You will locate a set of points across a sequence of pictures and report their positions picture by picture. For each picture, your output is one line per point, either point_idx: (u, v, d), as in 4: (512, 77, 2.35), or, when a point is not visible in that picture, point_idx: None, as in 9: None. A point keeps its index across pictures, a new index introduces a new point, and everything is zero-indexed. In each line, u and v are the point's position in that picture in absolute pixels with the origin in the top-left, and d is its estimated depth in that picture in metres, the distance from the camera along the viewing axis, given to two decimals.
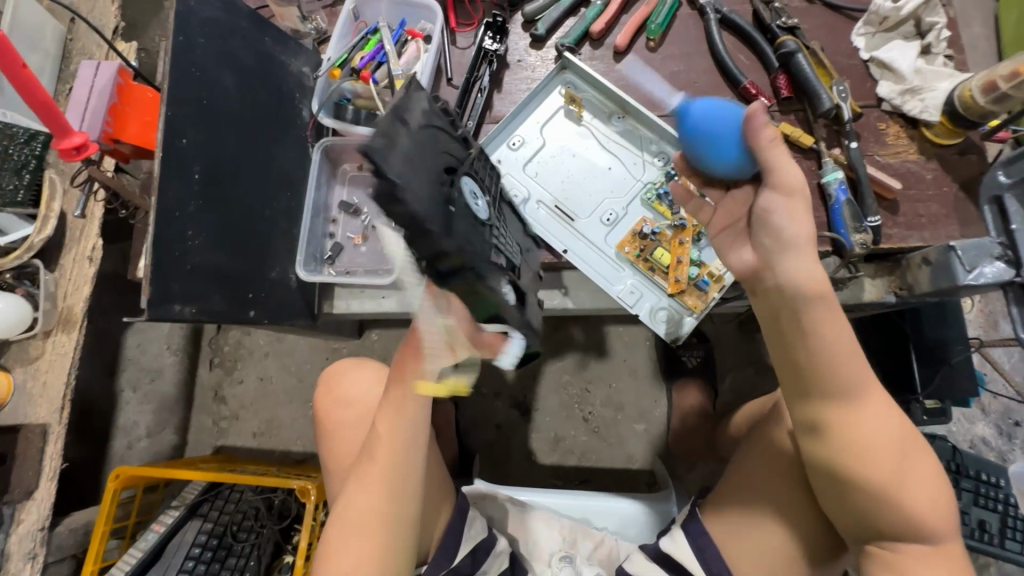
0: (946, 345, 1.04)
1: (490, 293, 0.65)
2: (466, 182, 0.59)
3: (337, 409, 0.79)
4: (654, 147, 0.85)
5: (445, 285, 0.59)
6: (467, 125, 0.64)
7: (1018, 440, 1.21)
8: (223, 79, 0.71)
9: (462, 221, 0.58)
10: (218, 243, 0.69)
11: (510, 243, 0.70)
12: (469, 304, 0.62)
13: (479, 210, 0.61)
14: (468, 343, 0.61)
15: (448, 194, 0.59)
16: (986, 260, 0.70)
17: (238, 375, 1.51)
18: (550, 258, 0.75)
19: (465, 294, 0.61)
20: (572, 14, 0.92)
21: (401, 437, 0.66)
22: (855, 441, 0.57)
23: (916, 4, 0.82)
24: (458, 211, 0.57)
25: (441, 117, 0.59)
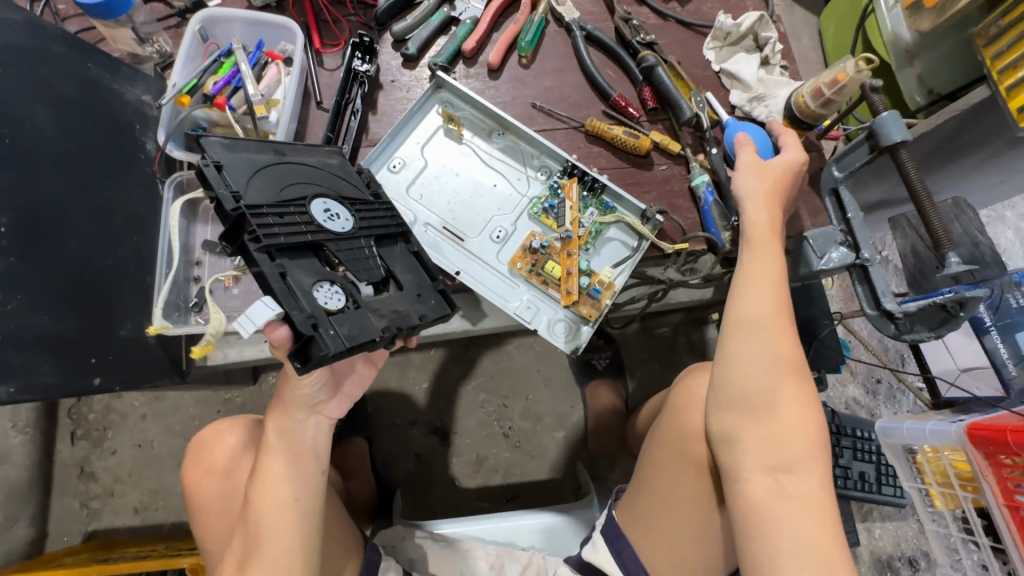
0: (815, 321, 1.19)
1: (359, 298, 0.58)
2: (311, 200, 0.61)
3: (208, 479, 0.72)
4: (537, 161, 0.86)
5: (312, 277, 0.56)
6: (333, 163, 0.66)
7: (881, 397, 1.35)
8: (37, 112, 0.61)
9: (305, 227, 0.59)
10: (42, 302, 0.58)
11: (388, 264, 0.64)
12: (326, 297, 0.56)
13: (333, 225, 0.61)
14: (342, 328, 0.55)
15: (309, 209, 0.60)
16: (832, 247, 0.79)
17: (109, 445, 1.31)
18: (437, 284, 0.65)
19: (324, 291, 0.56)
20: (442, 33, 0.91)
21: (279, 507, 0.59)
22: (766, 399, 0.58)
23: (751, 22, 0.92)
24: (303, 220, 0.59)
25: (295, 156, 0.63)
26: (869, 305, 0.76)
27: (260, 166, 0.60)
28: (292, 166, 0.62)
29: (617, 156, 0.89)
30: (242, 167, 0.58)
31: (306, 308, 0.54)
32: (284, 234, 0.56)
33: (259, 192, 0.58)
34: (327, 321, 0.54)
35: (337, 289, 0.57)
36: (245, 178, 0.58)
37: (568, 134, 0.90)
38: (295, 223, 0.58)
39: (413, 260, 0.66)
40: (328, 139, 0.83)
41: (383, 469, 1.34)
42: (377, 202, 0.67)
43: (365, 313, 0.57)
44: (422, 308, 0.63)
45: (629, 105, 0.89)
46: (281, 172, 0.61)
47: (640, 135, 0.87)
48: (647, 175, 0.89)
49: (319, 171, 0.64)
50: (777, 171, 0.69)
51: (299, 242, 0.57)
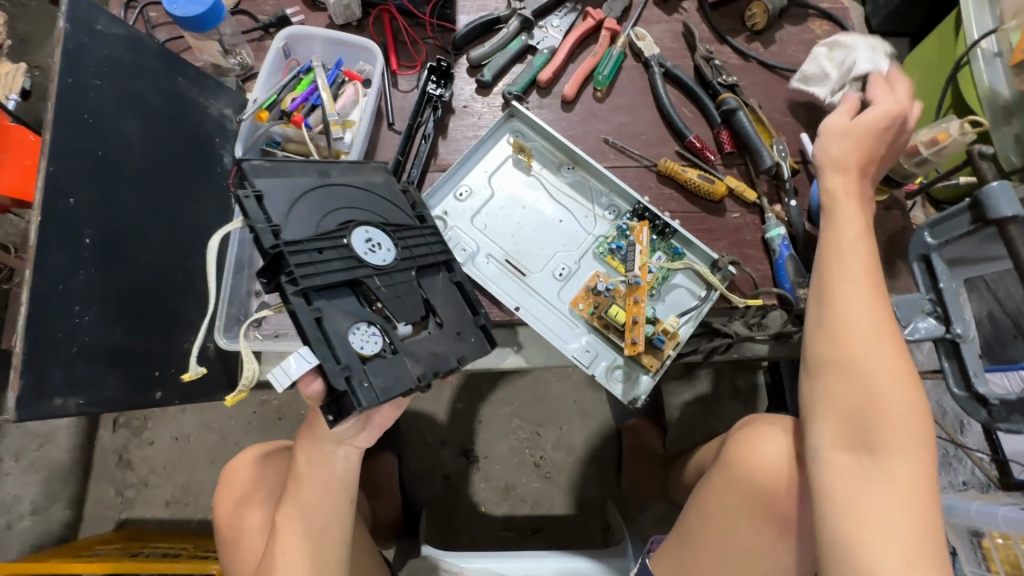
0: None
1: (397, 343, 0.57)
2: (350, 227, 0.58)
3: (239, 509, 0.71)
4: (605, 199, 0.84)
5: (350, 318, 0.55)
6: (376, 184, 0.64)
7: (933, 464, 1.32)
8: (127, 123, 0.61)
9: (345, 261, 0.56)
10: (116, 314, 0.58)
11: (429, 298, 0.61)
12: (360, 343, 0.54)
13: (374, 257, 0.58)
14: (377, 378, 0.54)
15: (351, 240, 0.58)
16: (919, 316, 0.73)
17: (147, 436, 1.33)
18: (477, 320, 0.62)
19: (362, 334, 0.54)
20: (518, 61, 0.90)
21: (306, 541, 0.58)
22: (868, 426, 0.53)
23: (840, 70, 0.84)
24: (342, 252, 0.57)
25: (336, 178, 0.61)
26: (956, 383, 0.72)
27: (302, 195, 0.57)
28: (335, 189, 0.60)
29: (689, 199, 0.86)
30: (279, 195, 0.56)
31: (340, 357, 0.52)
32: (323, 273, 0.54)
33: (300, 225, 0.56)
34: (361, 373, 0.53)
35: (374, 334, 0.55)
36: (284, 208, 0.55)
37: (638, 173, 0.87)
38: (333, 257, 0.56)
39: (456, 291, 0.63)
40: (397, 161, 0.82)
41: (410, 487, 1.33)
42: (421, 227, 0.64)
43: (401, 360, 0.56)
44: (462, 347, 0.60)
45: (706, 148, 0.86)
46: (321, 200, 0.58)
47: (715, 179, 0.84)
48: (719, 222, 0.85)
49: (357, 194, 0.62)
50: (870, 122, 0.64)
51: (336, 278, 0.55)
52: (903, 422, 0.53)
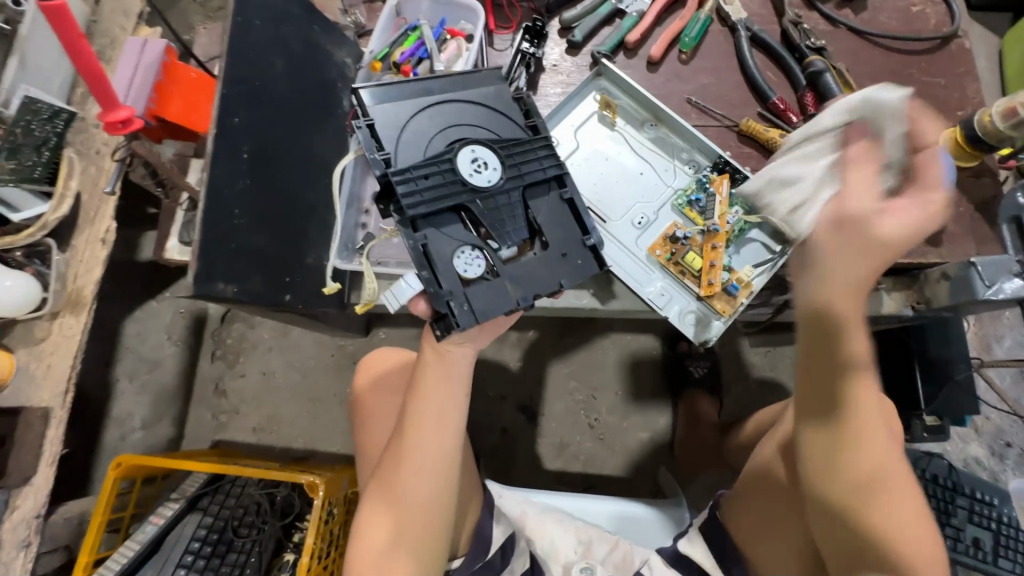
0: (951, 362, 1.10)
1: (499, 265, 0.62)
2: (455, 152, 0.62)
3: (380, 393, 0.79)
4: (685, 155, 0.88)
5: (454, 242, 0.61)
6: (483, 103, 0.66)
7: (1010, 460, 1.36)
8: (273, 62, 0.71)
9: (451, 185, 0.61)
10: (260, 223, 0.68)
11: (534, 218, 0.64)
12: (463, 266, 0.61)
13: (479, 178, 0.62)
14: (476, 302, 0.61)
15: (458, 160, 0.62)
16: (1005, 277, 0.74)
17: (239, 368, 1.48)
18: (584, 240, 0.64)
19: (464, 258, 0.61)
20: (607, 24, 0.95)
21: (431, 428, 0.63)
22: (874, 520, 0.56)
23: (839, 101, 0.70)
24: (449, 177, 0.61)
25: (446, 103, 0.65)
26: None
27: (413, 125, 0.64)
28: (442, 107, 0.65)
29: (768, 159, 0.88)
30: (393, 126, 0.63)
31: (443, 280, 0.61)
32: (432, 197, 0.60)
33: (414, 152, 0.63)
34: (461, 295, 0.61)
35: (478, 257, 0.61)
36: (397, 139, 0.63)
37: (718, 133, 0.90)
38: (438, 181, 0.61)
39: (563, 211, 0.65)
40: None
41: (470, 436, 1.41)
42: (528, 142, 0.64)
43: (499, 284, 0.62)
44: (563, 269, 0.64)
45: (789, 110, 0.88)
46: (429, 130, 0.64)
47: None
48: None
49: (461, 118, 0.65)
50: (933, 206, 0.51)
51: (444, 202, 0.61)
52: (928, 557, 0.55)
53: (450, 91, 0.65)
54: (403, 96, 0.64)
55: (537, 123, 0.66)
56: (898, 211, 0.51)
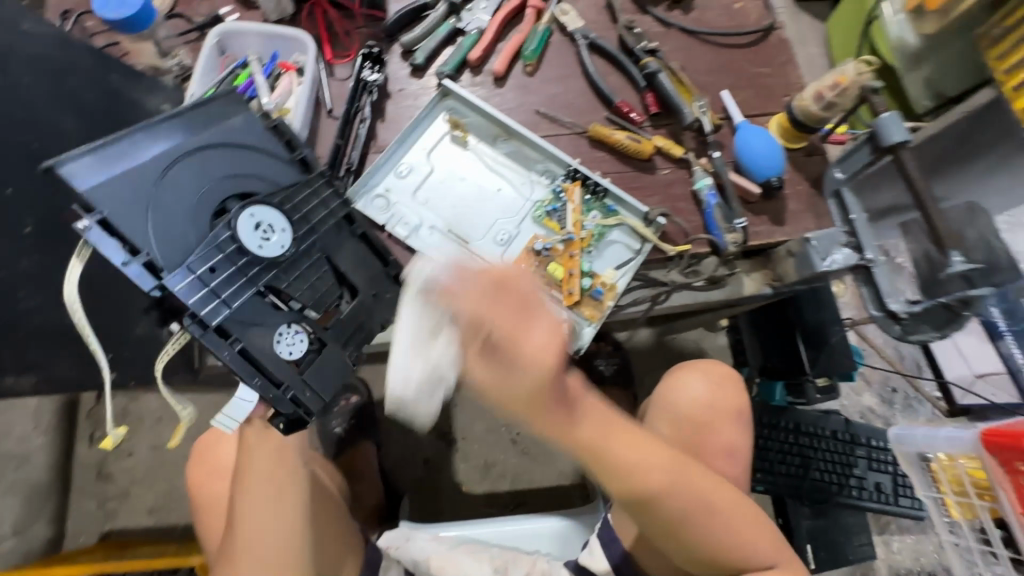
0: (825, 326, 1.20)
1: (321, 329, 0.66)
2: (239, 237, 0.60)
3: (207, 483, 0.78)
4: (540, 166, 0.88)
5: (269, 326, 0.61)
6: (238, 154, 0.64)
7: (896, 405, 1.45)
8: (60, 119, 0.64)
9: (242, 265, 0.60)
10: None
11: (333, 264, 0.68)
12: (286, 349, 0.62)
13: (268, 249, 0.61)
14: (316, 382, 0.63)
15: (238, 230, 0.60)
16: (836, 248, 0.78)
17: (125, 446, 1.34)
18: (388, 272, 0.72)
19: (286, 340, 0.62)
20: (449, 44, 0.93)
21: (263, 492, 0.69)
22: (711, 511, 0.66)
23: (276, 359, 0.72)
24: (234, 258, 0.59)
25: (186, 165, 0.60)
26: (873, 306, 0.76)
27: (192, 220, 0.60)
28: (196, 158, 0.61)
29: (621, 160, 0.90)
30: (150, 222, 0.57)
31: (274, 373, 0.61)
32: (235, 292, 0.59)
33: (181, 243, 0.58)
34: (298, 381, 0.62)
35: (302, 334, 0.64)
36: (150, 236, 0.57)
37: (571, 140, 0.91)
38: (224, 268, 0.59)
39: (360, 247, 0.70)
40: (338, 146, 0.85)
41: (390, 473, 1.34)
42: (306, 185, 0.66)
43: (334, 346, 0.66)
44: (380, 306, 0.71)
45: (632, 111, 0.91)
46: (195, 224, 0.60)
47: (643, 139, 0.88)
48: (650, 179, 0.89)
49: (219, 190, 0.62)
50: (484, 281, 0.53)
51: (247, 293, 0.60)
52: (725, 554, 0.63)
53: (202, 140, 0.62)
54: (138, 165, 0.58)
55: (304, 155, 0.67)
56: (541, 324, 0.53)
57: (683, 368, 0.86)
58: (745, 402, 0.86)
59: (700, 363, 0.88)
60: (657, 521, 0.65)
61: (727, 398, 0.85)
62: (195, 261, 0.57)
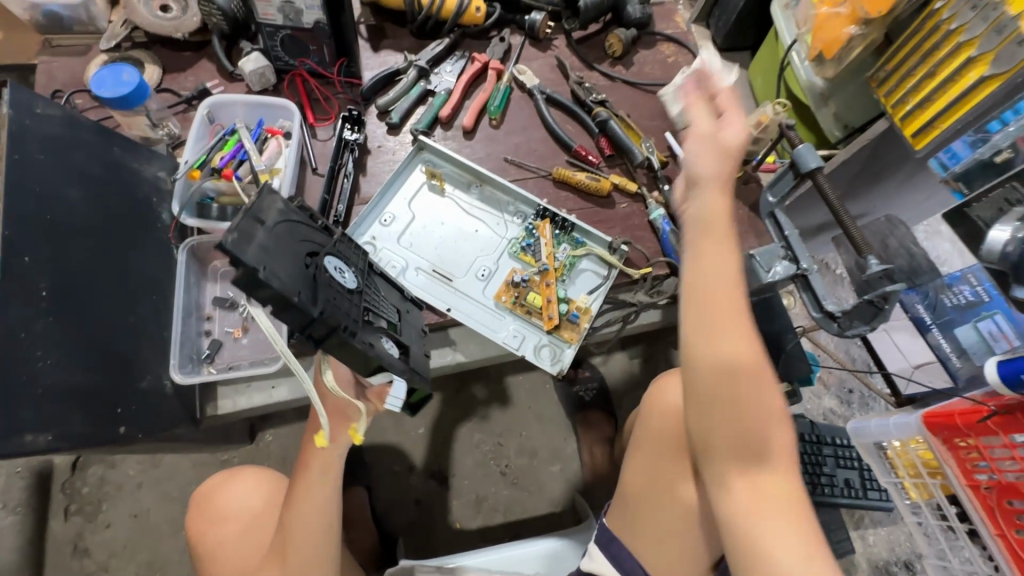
0: (780, 335, 1.31)
1: (398, 334, 0.69)
2: (340, 276, 0.58)
3: (219, 527, 0.78)
4: (512, 208, 0.97)
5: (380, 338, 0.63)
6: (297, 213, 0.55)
7: (854, 404, 1.58)
8: (70, 190, 0.69)
9: (354, 300, 0.59)
10: (74, 358, 0.63)
11: (382, 293, 0.70)
12: (394, 353, 0.65)
13: (349, 282, 0.60)
14: (418, 365, 0.71)
15: (331, 273, 0.56)
16: (777, 261, 0.89)
17: (103, 518, 1.30)
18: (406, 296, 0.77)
19: (389, 343, 0.65)
20: (421, 104, 1.04)
21: (310, 528, 0.65)
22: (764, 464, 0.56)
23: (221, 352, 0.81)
24: (349, 298, 0.58)
25: (281, 222, 0.51)
26: (814, 308, 0.85)
27: (298, 265, 0.51)
28: (279, 224, 0.50)
29: (583, 198, 1.01)
30: (284, 283, 0.48)
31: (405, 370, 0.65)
32: (357, 322, 0.58)
33: (304, 282, 0.50)
34: (414, 369, 0.69)
35: (396, 336, 0.68)
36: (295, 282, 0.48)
37: (538, 182, 1.01)
38: (350, 303, 0.58)
39: (384, 280, 0.73)
40: (324, 200, 0.92)
41: (383, 517, 1.34)
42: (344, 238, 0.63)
43: (412, 350, 0.71)
44: (416, 315, 0.78)
45: (590, 153, 1.01)
46: (307, 275, 0.52)
47: (601, 178, 0.99)
48: (610, 213, 1.00)
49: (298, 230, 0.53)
50: (720, 163, 0.61)
51: (360, 320, 0.59)
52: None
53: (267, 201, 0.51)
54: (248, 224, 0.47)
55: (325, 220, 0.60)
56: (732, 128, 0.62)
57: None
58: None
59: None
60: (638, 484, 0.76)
61: None
62: (319, 307, 0.51)
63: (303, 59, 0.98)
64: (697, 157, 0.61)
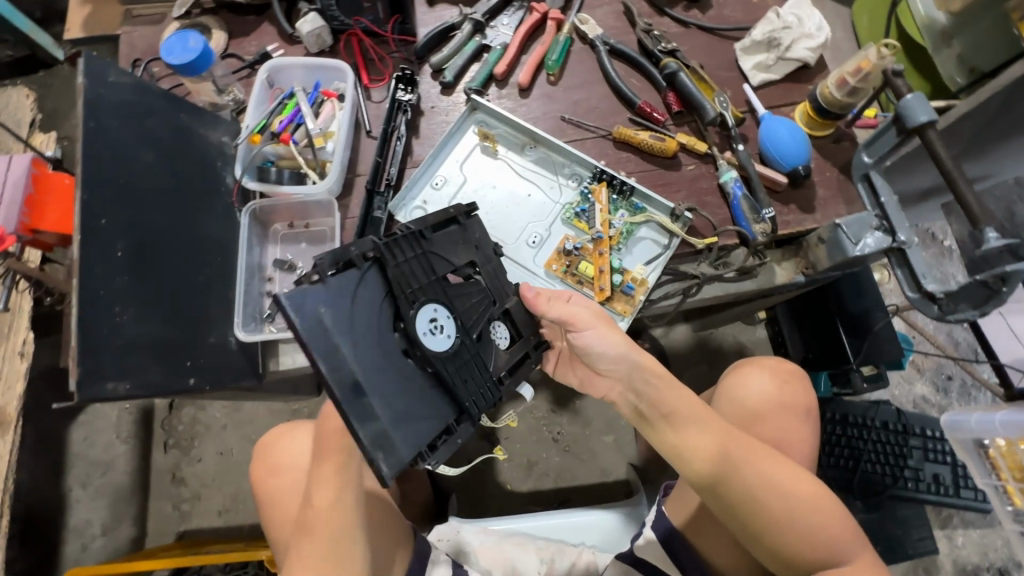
0: (869, 314, 1.18)
1: (497, 307, 0.70)
2: (436, 348, 0.62)
3: (268, 470, 0.84)
4: (568, 170, 0.92)
5: (492, 340, 0.69)
6: (339, 319, 0.57)
7: (953, 393, 1.41)
8: (140, 153, 0.73)
9: (460, 347, 0.64)
10: (150, 314, 0.68)
11: (455, 267, 0.68)
12: (507, 339, 0.71)
13: (444, 330, 0.63)
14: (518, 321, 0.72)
15: (428, 348, 0.61)
16: (868, 233, 0.78)
17: (195, 453, 1.45)
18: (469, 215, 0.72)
19: (497, 332, 0.70)
20: (475, 60, 0.99)
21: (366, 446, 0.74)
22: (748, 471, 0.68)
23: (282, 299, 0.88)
24: (461, 349, 0.65)
25: (355, 358, 0.57)
26: (909, 287, 0.76)
27: (410, 382, 0.61)
28: (359, 363, 0.58)
29: (646, 159, 0.93)
30: (425, 426, 0.61)
31: (520, 355, 0.71)
32: (483, 364, 0.66)
33: (437, 404, 0.62)
34: (532, 343, 0.72)
35: (504, 316, 0.71)
36: (428, 422, 0.61)
37: (596, 143, 0.95)
38: (467, 364, 0.65)
39: (450, 232, 0.69)
40: (377, 163, 0.91)
41: (438, 473, 1.38)
42: (390, 271, 0.61)
43: (517, 306, 0.72)
44: (482, 246, 0.71)
45: (655, 110, 0.93)
46: (422, 386, 0.62)
47: (667, 137, 0.91)
48: (676, 175, 0.92)
49: (387, 367, 0.60)
50: (584, 311, 0.73)
51: (481, 358, 0.67)
52: (805, 549, 0.66)
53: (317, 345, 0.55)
54: (365, 408, 0.57)
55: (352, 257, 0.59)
56: None
57: (741, 374, 0.87)
58: (813, 402, 0.86)
59: (768, 360, 0.88)
60: (703, 461, 0.70)
61: (794, 393, 0.85)
62: (468, 408, 0.64)
63: (358, 18, 0.96)
64: (563, 309, 0.72)
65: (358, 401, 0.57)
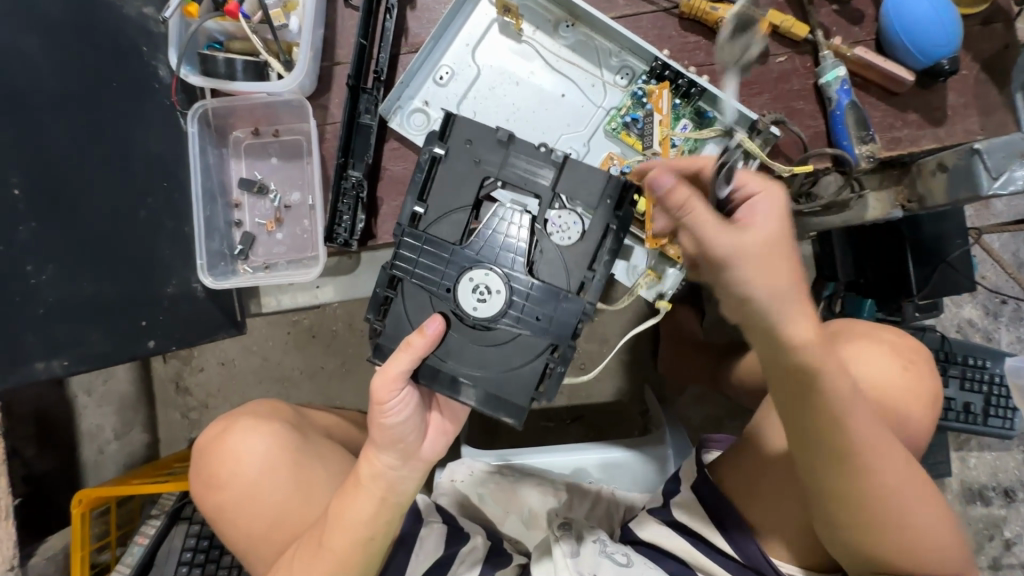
0: (944, 239, 0.89)
1: (540, 207, 0.60)
2: (498, 310, 0.58)
3: (218, 489, 0.69)
4: (616, 61, 0.69)
5: (555, 243, 0.59)
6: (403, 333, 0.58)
7: (1004, 318, 1.28)
8: (18, 40, 0.53)
9: (524, 275, 0.59)
10: (75, 269, 0.56)
11: (473, 212, 0.60)
12: (579, 223, 0.60)
13: (495, 277, 0.58)
14: (576, 195, 0.60)
15: (497, 303, 0.57)
16: (1016, 162, 0.61)
17: (197, 362, 1.25)
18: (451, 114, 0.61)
19: (558, 230, 0.59)
20: None
21: (374, 493, 0.55)
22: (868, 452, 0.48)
23: (269, 221, 0.71)
24: (527, 280, 0.58)
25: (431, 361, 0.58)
26: None
27: (507, 348, 0.58)
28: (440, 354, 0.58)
29: None
30: (527, 375, 0.58)
31: (598, 236, 0.59)
32: (559, 276, 0.59)
33: (530, 345, 0.58)
34: (614, 223, 0.60)
35: (555, 206, 0.60)
36: (524, 364, 0.59)
37: (655, 20, 0.70)
38: (542, 286, 0.58)
39: (447, 169, 0.60)
40: (361, 46, 0.67)
41: None
42: (413, 272, 0.58)
43: (570, 169, 0.60)
44: (491, 149, 0.60)
45: None
46: (523, 339, 0.59)
47: (756, 13, 0.65)
48: (760, 71, 0.69)
49: (467, 351, 0.58)
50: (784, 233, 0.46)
51: (550, 275, 0.59)
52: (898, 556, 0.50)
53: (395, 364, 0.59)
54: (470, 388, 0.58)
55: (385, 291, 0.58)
56: None
57: (862, 337, 0.64)
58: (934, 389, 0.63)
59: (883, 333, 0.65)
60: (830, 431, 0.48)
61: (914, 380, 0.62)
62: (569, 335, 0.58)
63: None
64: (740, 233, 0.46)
65: (466, 389, 0.58)
